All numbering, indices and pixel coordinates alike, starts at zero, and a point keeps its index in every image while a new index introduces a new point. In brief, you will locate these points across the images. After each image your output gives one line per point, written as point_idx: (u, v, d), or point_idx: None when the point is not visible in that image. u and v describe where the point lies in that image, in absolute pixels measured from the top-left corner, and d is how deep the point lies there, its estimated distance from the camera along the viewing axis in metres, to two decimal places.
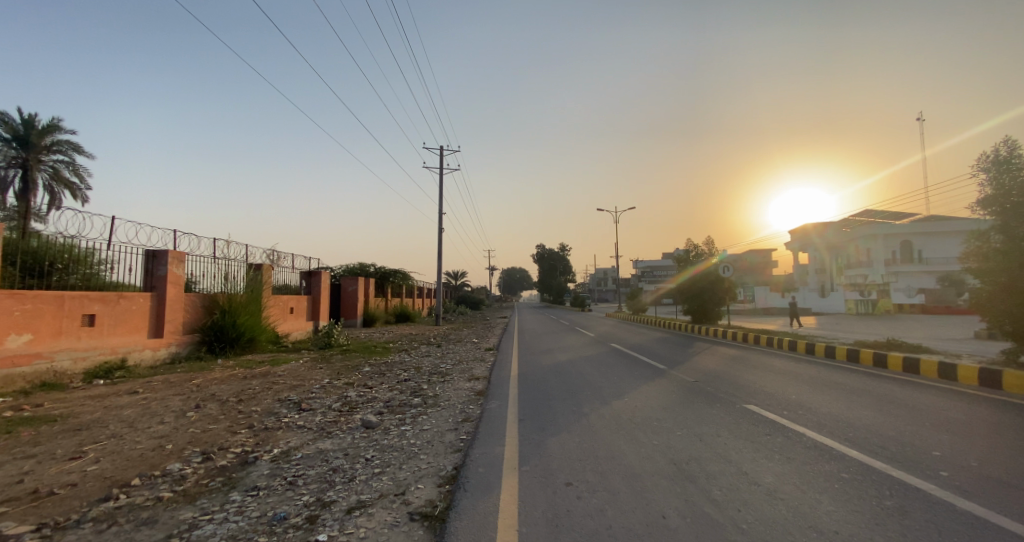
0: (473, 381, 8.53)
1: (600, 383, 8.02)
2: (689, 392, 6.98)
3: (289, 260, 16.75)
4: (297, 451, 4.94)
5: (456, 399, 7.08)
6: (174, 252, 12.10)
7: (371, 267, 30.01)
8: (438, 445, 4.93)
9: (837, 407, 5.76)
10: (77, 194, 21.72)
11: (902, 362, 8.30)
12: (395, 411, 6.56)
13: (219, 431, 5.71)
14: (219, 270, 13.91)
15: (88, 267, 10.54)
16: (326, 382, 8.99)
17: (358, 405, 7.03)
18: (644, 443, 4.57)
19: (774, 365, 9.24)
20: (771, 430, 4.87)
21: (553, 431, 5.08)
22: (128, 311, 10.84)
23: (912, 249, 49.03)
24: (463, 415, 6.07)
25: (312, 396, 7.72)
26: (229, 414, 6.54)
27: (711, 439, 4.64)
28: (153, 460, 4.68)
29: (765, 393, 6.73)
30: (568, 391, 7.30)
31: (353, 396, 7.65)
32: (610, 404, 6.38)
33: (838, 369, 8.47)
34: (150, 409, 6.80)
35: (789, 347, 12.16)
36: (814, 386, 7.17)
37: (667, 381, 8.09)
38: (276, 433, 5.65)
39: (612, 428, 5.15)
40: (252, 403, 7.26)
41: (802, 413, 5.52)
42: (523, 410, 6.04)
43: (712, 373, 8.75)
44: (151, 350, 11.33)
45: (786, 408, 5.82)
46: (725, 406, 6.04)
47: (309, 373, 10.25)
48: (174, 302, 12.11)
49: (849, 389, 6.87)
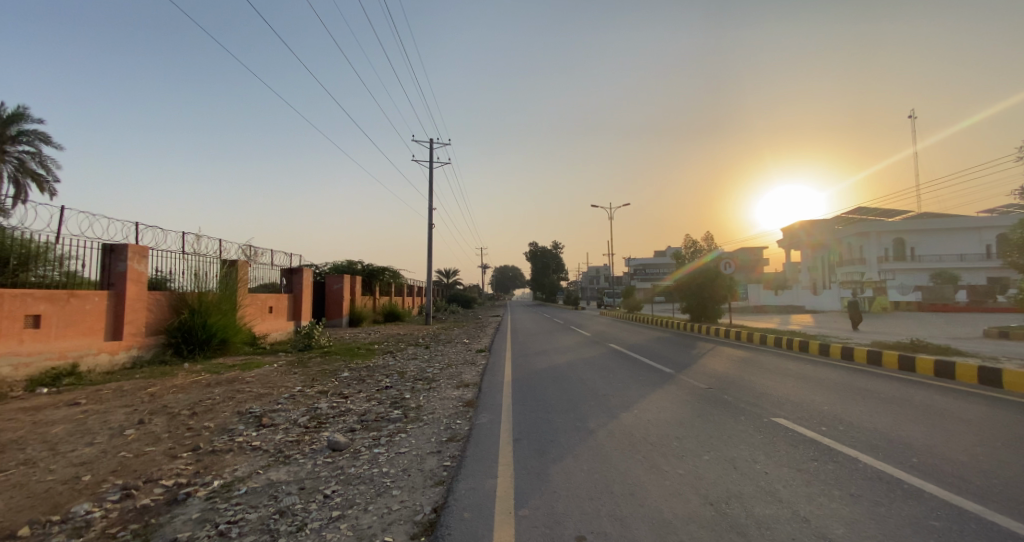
0: (461, 389, 7.64)
1: (604, 390, 7.19)
2: (706, 402, 6.15)
3: (266, 255, 15.70)
4: (241, 484, 4.01)
5: (441, 412, 6.17)
6: (135, 246, 11.06)
7: (358, 265, 28.91)
8: (416, 475, 4.05)
9: (882, 421, 4.99)
10: (45, 187, 20.46)
11: (933, 365, 7.56)
12: (370, 428, 5.63)
13: (155, 456, 4.75)
14: (188, 266, 12.88)
15: (38, 263, 9.52)
16: (298, 391, 8.04)
17: (328, 420, 6.10)
18: (667, 473, 3.72)
19: (791, 369, 8.42)
20: (816, 451, 4.06)
21: (554, 457, 4.20)
22: (81, 311, 9.80)
23: (905, 246, 49.09)
24: (448, 433, 5.18)
25: (278, 408, 6.78)
26: (175, 433, 5.59)
27: (747, 465, 3.81)
28: (57, 500, 3.74)
29: (790, 403, 5.93)
30: (569, 400, 6.47)
31: (324, 408, 6.73)
32: (618, 417, 5.54)
33: (864, 374, 7.69)
34: (83, 426, 5.82)
35: (800, 347, 11.43)
36: (843, 393, 6.38)
37: (676, 388, 7.25)
38: (223, 458, 4.70)
39: (624, 451, 4.29)
40: (207, 417, 6.31)
41: (846, 430, 4.71)
42: (517, 427, 5.17)
43: (724, 377, 7.94)
44: (107, 355, 10.29)
45: (824, 422, 5.00)
46: (751, 419, 5.22)
47: (281, 379, 9.29)
48: (135, 301, 11.07)
49: (886, 397, 6.07)
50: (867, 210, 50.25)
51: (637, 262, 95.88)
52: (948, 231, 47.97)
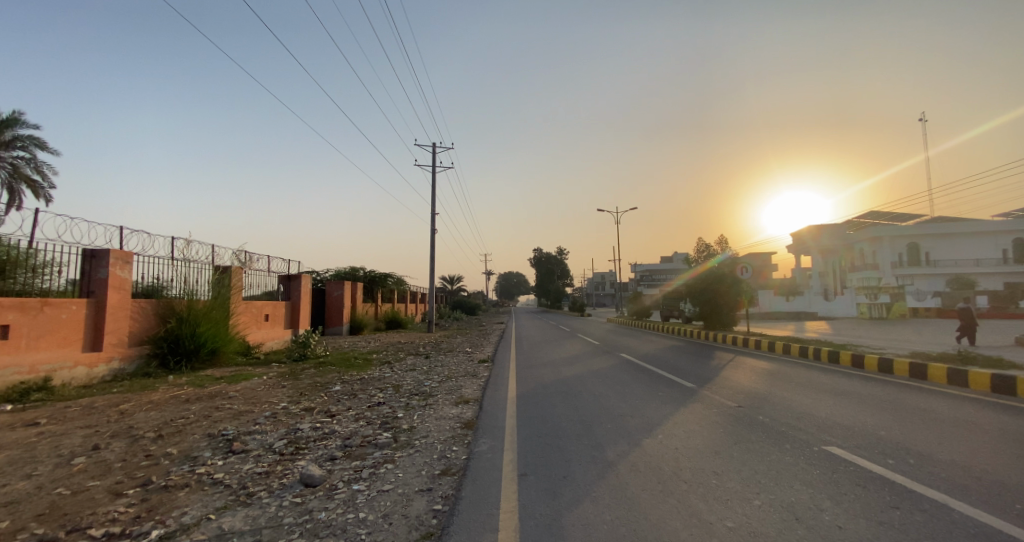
0: (461, 407, 6.88)
1: (620, 409, 6.40)
2: (740, 426, 5.35)
3: (261, 260, 15.10)
4: (184, 535, 3.26)
5: (435, 435, 5.41)
6: (118, 251, 10.43)
7: (360, 271, 28.29)
8: (399, 525, 3.28)
9: (957, 451, 4.19)
10: (40, 194, 20.03)
11: (990, 380, 6.74)
12: (353, 456, 4.88)
13: (96, 495, 4.01)
14: (177, 273, 12.26)
15: (12, 271, 8.88)
16: (281, 408, 7.31)
17: (307, 445, 5.37)
18: (712, 527, 2.94)
19: (826, 383, 7.61)
20: (893, 497, 3.28)
21: (568, 501, 3.44)
22: (55, 321, 9.14)
23: (919, 251, 47.97)
24: (442, 464, 4.43)
25: (254, 430, 6.04)
26: (130, 462, 4.86)
27: (811, 516, 3.03)
28: None
29: (839, 426, 5.12)
30: (581, 422, 5.71)
31: (305, 429, 6.00)
32: (639, 444, 4.77)
33: (912, 389, 6.88)
34: (29, 454, 5.10)
35: (829, 358, 10.58)
36: (896, 413, 5.56)
37: (701, 406, 6.48)
38: (173, 497, 3.94)
39: (653, 493, 3.51)
40: (173, 441, 5.58)
41: (920, 464, 3.92)
42: (523, 458, 4.41)
43: (753, 393, 7.15)
44: (84, 367, 9.64)
45: (889, 453, 4.20)
46: (798, 448, 4.45)
47: (266, 394, 8.57)
48: (117, 310, 10.43)
49: (950, 418, 5.24)
50: (880, 214, 49.25)
51: (642, 269, 94.71)
52: (964, 235, 46.86)
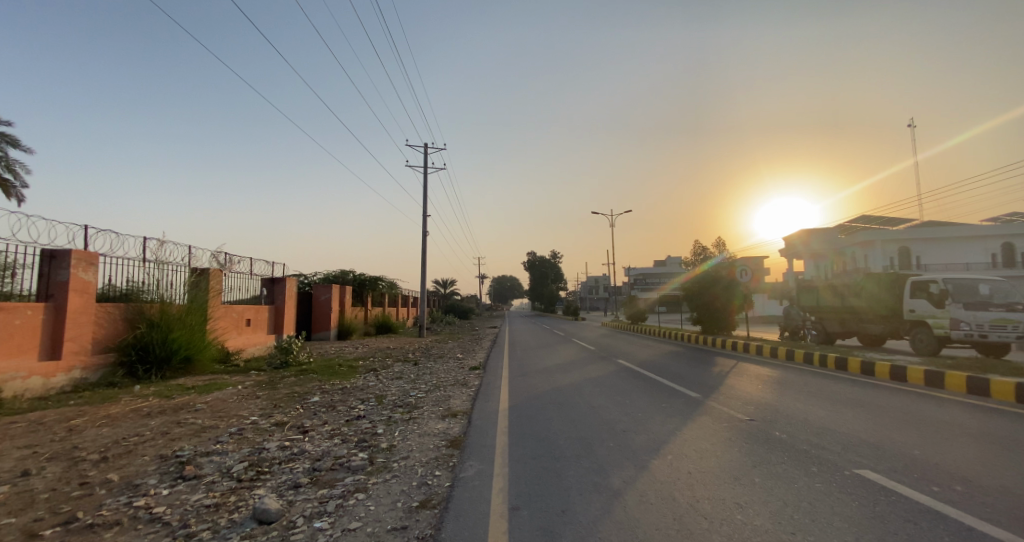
0: (447, 422, 6.27)
1: (622, 424, 5.82)
2: (759, 444, 4.79)
3: (241, 261, 14.39)
4: None
5: (416, 457, 4.81)
6: (82, 252, 9.72)
7: (349, 273, 27.64)
8: None
9: (1010, 476, 3.66)
10: (12, 194, 19.16)
11: (1014, 389, 6.27)
12: (320, 483, 4.27)
13: (5, 536, 3.33)
14: (148, 276, 11.53)
15: None
16: (250, 424, 6.65)
17: (269, 470, 4.72)
18: None
19: (840, 393, 7.09)
20: (953, 537, 2.73)
21: None
22: (8, 328, 8.39)
23: (910, 256, 48.09)
24: (421, 494, 3.83)
25: (212, 450, 5.37)
26: (60, 492, 4.17)
27: None
28: None
29: (867, 445, 4.59)
30: (581, 440, 5.13)
31: (271, 450, 5.35)
32: (647, 467, 4.21)
33: (933, 400, 6.38)
34: None
35: (835, 364, 10.13)
36: (927, 429, 5.02)
37: (711, 419, 5.93)
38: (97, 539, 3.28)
39: (667, 533, 2.95)
40: (118, 465, 4.90)
41: (974, 493, 3.38)
42: (515, 486, 3.82)
43: (765, 405, 6.61)
44: (39, 378, 8.88)
45: (932, 478, 3.68)
46: (831, 473, 3.89)
47: (236, 407, 7.89)
48: (79, 315, 9.70)
49: (989, 436, 4.70)
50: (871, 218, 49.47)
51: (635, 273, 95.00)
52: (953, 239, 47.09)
